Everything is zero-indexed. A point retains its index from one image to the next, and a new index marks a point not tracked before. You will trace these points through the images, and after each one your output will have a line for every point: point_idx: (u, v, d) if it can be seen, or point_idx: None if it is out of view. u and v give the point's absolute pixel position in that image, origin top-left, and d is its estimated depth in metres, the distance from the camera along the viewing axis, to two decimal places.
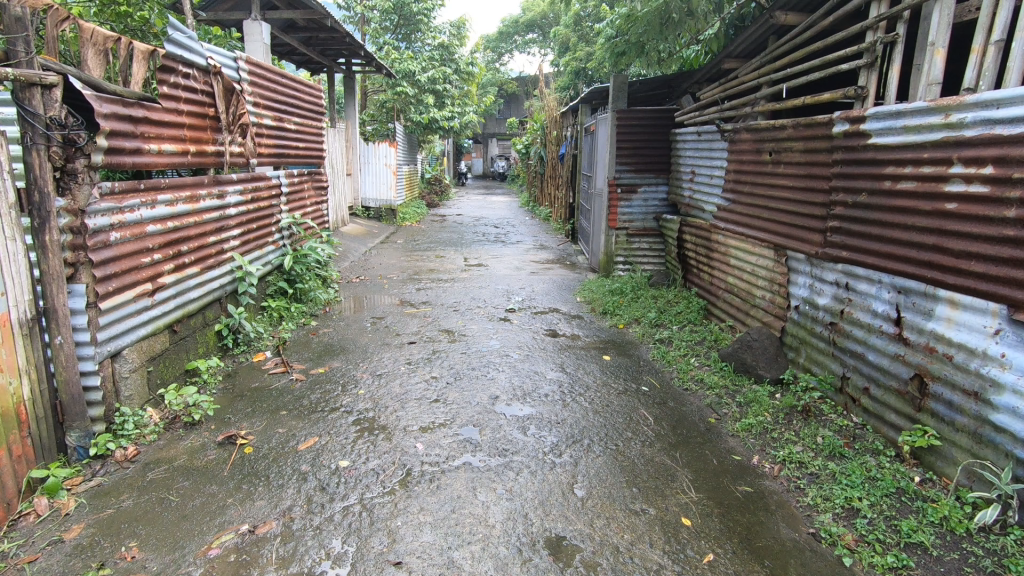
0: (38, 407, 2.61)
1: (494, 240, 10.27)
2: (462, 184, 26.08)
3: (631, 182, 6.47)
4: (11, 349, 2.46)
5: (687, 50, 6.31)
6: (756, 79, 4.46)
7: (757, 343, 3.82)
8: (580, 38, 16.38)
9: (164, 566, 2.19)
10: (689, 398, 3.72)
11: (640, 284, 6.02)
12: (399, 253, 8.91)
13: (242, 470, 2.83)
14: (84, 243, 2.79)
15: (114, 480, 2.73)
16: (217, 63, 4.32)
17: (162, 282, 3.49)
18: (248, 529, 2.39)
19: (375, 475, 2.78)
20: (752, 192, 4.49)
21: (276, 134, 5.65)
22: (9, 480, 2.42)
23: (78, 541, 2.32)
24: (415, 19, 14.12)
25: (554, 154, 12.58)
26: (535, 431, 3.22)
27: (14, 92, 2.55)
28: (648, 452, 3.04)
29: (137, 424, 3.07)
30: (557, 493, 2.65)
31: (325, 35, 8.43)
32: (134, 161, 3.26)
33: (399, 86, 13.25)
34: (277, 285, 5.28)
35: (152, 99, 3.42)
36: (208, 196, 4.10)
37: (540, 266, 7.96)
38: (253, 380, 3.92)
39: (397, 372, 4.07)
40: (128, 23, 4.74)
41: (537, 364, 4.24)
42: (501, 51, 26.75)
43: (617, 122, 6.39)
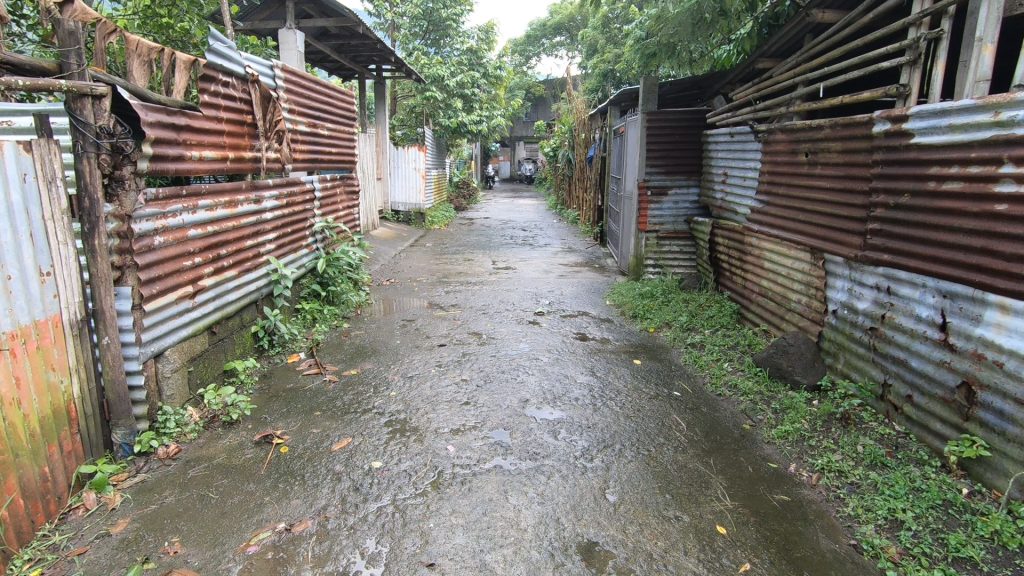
0: (87, 405, 2.71)
1: (521, 243, 10.27)
2: (489, 187, 26.26)
3: (661, 184, 6.40)
4: (63, 348, 2.57)
5: (719, 50, 6.22)
6: (791, 78, 4.37)
7: (793, 348, 3.73)
8: (609, 40, 16.30)
9: (206, 561, 2.25)
10: (723, 404, 3.66)
11: (671, 287, 5.95)
12: (427, 256, 9.01)
13: (278, 469, 2.89)
14: (130, 247, 2.91)
15: (157, 476, 2.82)
16: (254, 71, 4.43)
17: (203, 285, 3.60)
18: (285, 528, 2.44)
19: (407, 476, 2.81)
20: (786, 195, 4.39)
21: (311, 140, 5.77)
22: (61, 475, 2.52)
23: (124, 535, 2.40)
24: (444, 24, 14.26)
25: (582, 156, 12.57)
26: (566, 434, 3.21)
27: (66, 102, 2.63)
28: (681, 458, 2.99)
29: (178, 423, 3.17)
30: (589, 498, 2.63)
31: (357, 41, 8.56)
32: (176, 167, 3.37)
33: (428, 91, 13.40)
34: (311, 287, 5.39)
35: (194, 107, 3.54)
36: (246, 201, 4.21)
37: (568, 269, 7.95)
38: (287, 381, 4.00)
39: (427, 374, 4.10)
40: (170, 35, 4.96)
41: (567, 367, 4.22)
42: (529, 54, 26.78)
43: (647, 124, 6.33)
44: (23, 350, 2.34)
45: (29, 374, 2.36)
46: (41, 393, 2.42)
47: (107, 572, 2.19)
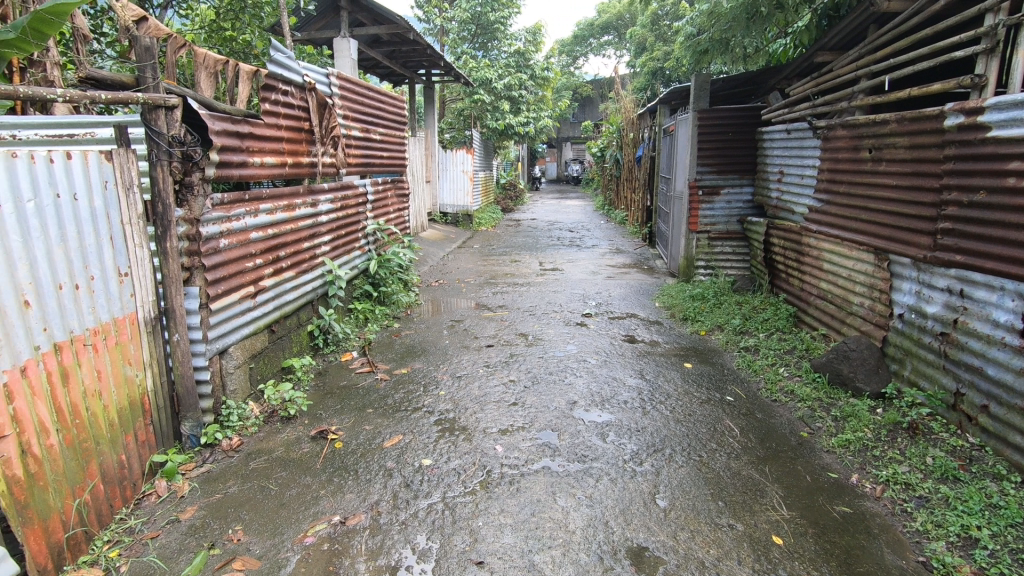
0: (159, 397, 2.88)
1: (569, 245, 10.23)
2: (536, 188, 26.29)
3: (713, 184, 6.25)
4: (138, 344, 2.74)
5: (775, 44, 6.01)
6: (854, 71, 4.18)
7: (855, 353, 3.57)
8: (658, 37, 16.03)
9: (266, 549, 2.35)
10: (779, 410, 3.53)
11: (724, 289, 5.80)
12: (475, 257, 9.12)
13: (333, 464, 2.98)
14: (198, 249, 3.08)
15: (222, 467, 2.97)
16: (311, 80, 4.59)
17: (263, 285, 3.76)
18: (339, 520, 2.52)
19: (456, 475, 2.85)
20: (847, 194, 4.21)
21: (363, 144, 5.93)
22: (136, 463, 2.69)
23: (192, 521, 2.54)
24: (493, 27, 14.38)
25: (630, 156, 12.42)
26: (614, 437, 3.18)
27: (142, 114, 2.81)
28: (734, 465, 2.91)
29: (241, 417, 3.33)
30: (638, 502, 2.60)
31: (408, 47, 8.74)
32: (240, 173, 3.54)
33: (476, 94, 13.55)
34: (363, 287, 5.55)
35: (256, 116, 3.70)
36: (303, 204, 4.37)
37: (616, 270, 7.86)
38: (341, 379, 4.13)
39: (476, 374, 4.15)
40: (233, 47, 5.31)
41: (616, 370, 4.18)
42: (576, 54, 26.63)
43: (699, 122, 6.19)
44: (104, 345, 2.51)
45: (109, 367, 2.52)
46: (119, 385, 2.59)
47: (178, 556, 2.32)
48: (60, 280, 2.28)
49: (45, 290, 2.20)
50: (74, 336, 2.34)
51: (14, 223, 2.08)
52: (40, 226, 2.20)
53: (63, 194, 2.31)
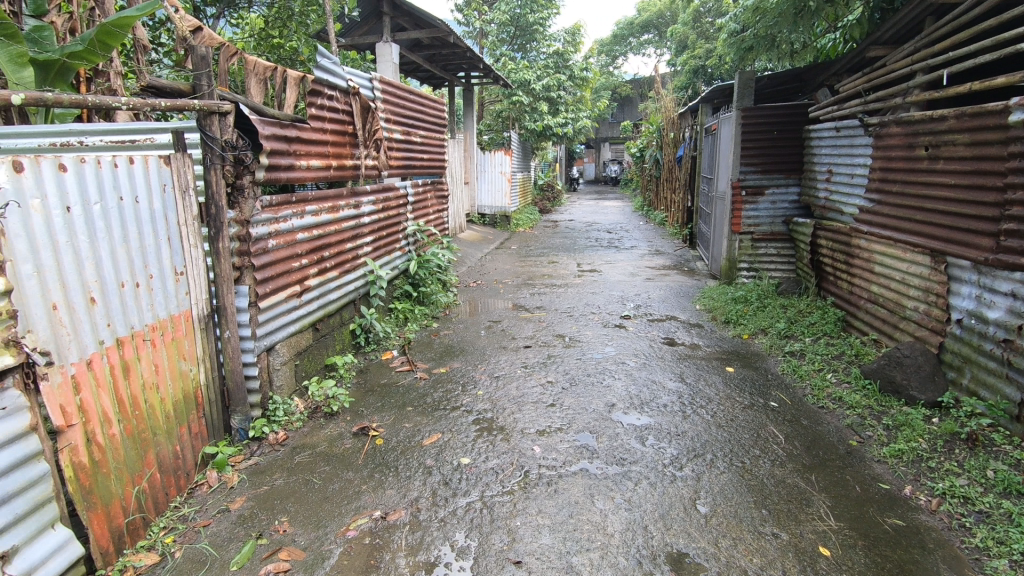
0: (211, 391, 3.01)
1: (607, 246, 10.15)
2: (573, 189, 26.17)
3: (757, 184, 6.09)
4: (192, 340, 2.86)
5: (824, 39, 5.81)
6: (909, 66, 4.01)
7: (909, 360, 3.42)
8: (700, 35, 15.73)
9: (311, 541, 2.42)
10: (826, 417, 3.42)
11: (767, 292, 5.65)
12: (513, 258, 9.15)
13: (374, 460, 3.05)
14: (248, 249, 3.20)
15: (269, 460, 3.08)
16: (355, 84, 4.69)
17: (308, 284, 3.87)
18: (380, 515, 2.57)
19: (494, 474, 2.87)
20: (901, 193, 4.04)
21: (404, 147, 6.03)
22: (190, 454, 2.81)
23: (241, 511, 2.64)
24: (531, 29, 14.39)
25: (670, 156, 12.24)
26: (654, 441, 3.14)
27: (198, 119, 2.93)
28: (778, 473, 2.83)
29: (286, 412, 3.44)
30: (678, 508, 2.56)
31: (448, 51, 8.84)
32: (287, 176, 3.65)
33: (514, 96, 13.59)
34: (403, 288, 5.65)
35: (303, 120, 3.82)
36: (347, 206, 4.48)
37: (656, 272, 7.74)
38: (382, 377, 4.22)
39: (514, 375, 4.16)
40: (280, 53, 5.53)
41: (655, 373, 4.12)
42: (615, 53, 26.39)
43: (743, 120, 6.04)
44: (161, 340, 2.63)
45: (166, 362, 2.65)
46: (175, 379, 2.71)
47: (228, 543, 2.42)
48: (123, 278, 2.41)
49: (109, 288, 2.33)
50: (135, 332, 2.47)
51: (82, 225, 2.21)
52: (105, 227, 2.32)
53: (125, 197, 2.44)
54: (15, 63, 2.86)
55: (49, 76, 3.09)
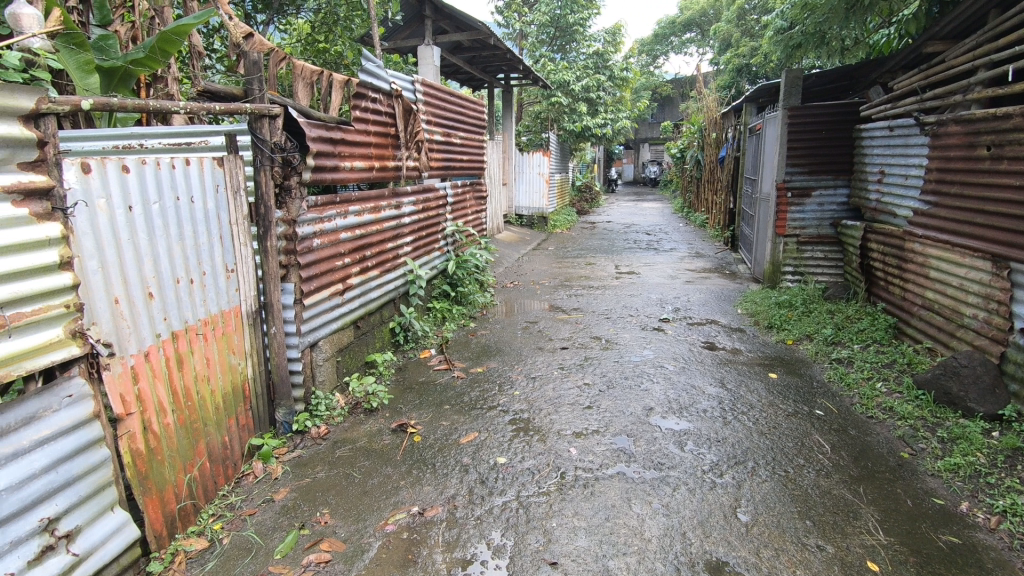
0: (258, 385, 3.11)
1: (645, 248, 10.02)
2: (611, 190, 25.94)
3: (804, 185, 5.92)
4: (241, 335, 2.97)
5: (877, 35, 5.60)
6: (970, 62, 3.82)
7: (966, 370, 3.26)
8: (744, 32, 15.36)
9: (351, 533, 2.48)
10: (876, 427, 3.29)
11: (813, 296, 5.47)
12: (550, 259, 9.14)
13: (412, 456, 3.10)
14: (294, 248, 3.30)
15: (311, 453, 3.16)
16: (398, 87, 4.78)
17: (351, 283, 3.96)
18: (418, 511, 2.61)
19: (531, 474, 2.87)
20: (960, 195, 3.85)
21: (445, 148, 6.10)
22: (238, 445, 2.92)
23: (285, 502, 2.72)
24: (572, 29, 14.35)
25: (712, 157, 12.02)
26: (693, 447, 3.09)
27: (250, 122, 3.03)
28: (824, 483, 2.74)
29: (328, 406, 3.53)
30: (718, 515, 2.51)
31: (488, 53, 8.90)
32: (332, 177, 3.75)
33: (553, 97, 13.58)
34: (441, 287, 5.72)
35: (348, 122, 3.91)
36: (388, 206, 4.56)
37: (696, 275, 7.60)
38: (420, 375, 4.28)
39: (550, 376, 4.16)
40: (325, 58, 5.63)
41: (695, 377, 4.05)
42: (656, 53, 26.04)
43: (789, 120, 5.87)
44: (213, 334, 2.74)
45: (216, 355, 2.76)
46: (225, 372, 2.82)
47: (272, 533, 2.50)
48: (178, 275, 2.52)
49: (166, 283, 2.44)
50: (188, 326, 2.57)
51: (142, 223, 2.32)
52: (162, 226, 2.43)
53: (182, 196, 2.55)
54: (83, 70, 3.07)
55: (113, 82, 3.24)
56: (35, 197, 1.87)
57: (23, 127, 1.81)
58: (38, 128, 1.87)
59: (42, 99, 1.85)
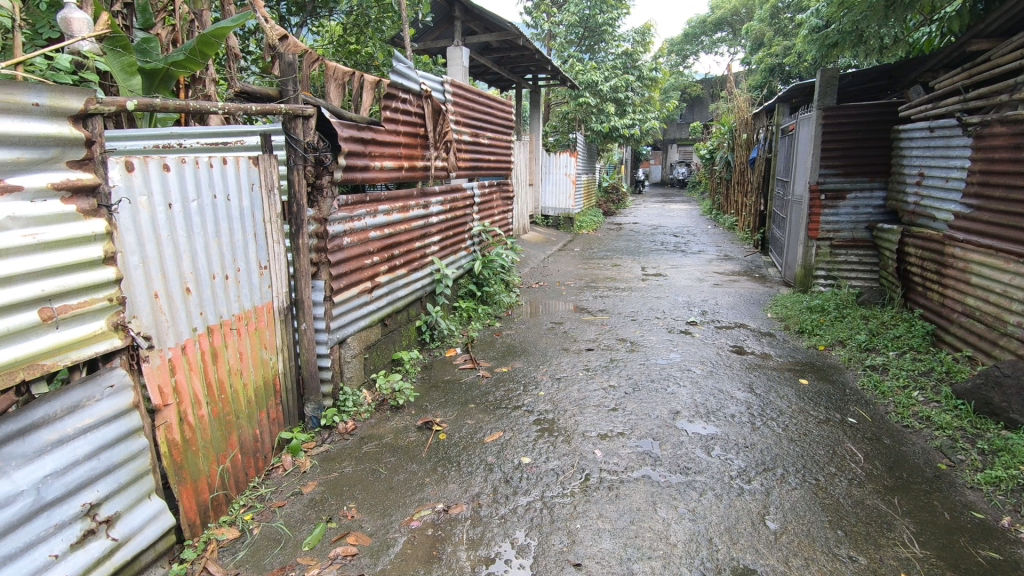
0: (288, 380, 3.18)
1: (672, 250, 9.90)
2: (638, 192, 25.72)
3: (838, 187, 5.78)
4: (273, 330, 3.04)
5: (918, 33, 5.43)
6: (1017, 60, 3.69)
7: (1010, 380, 3.14)
8: (778, 31, 15.06)
9: (377, 528, 2.51)
10: (911, 437, 3.19)
11: (847, 301, 5.34)
12: (575, 260, 9.11)
13: (437, 454, 3.12)
14: (325, 246, 3.36)
15: (338, 448, 3.22)
16: (428, 87, 4.82)
17: (379, 281, 4.02)
18: (443, 508, 2.63)
19: (555, 475, 2.87)
20: (1006, 199, 3.71)
21: (473, 148, 6.13)
22: (268, 438, 2.98)
23: (313, 495, 2.77)
24: (600, 29, 14.25)
25: (743, 158, 11.83)
26: (720, 452, 3.04)
27: (284, 123, 3.10)
28: (856, 493, 2.67)
29: (355, 402, 3.58)
30: (746, 521, 2.47)
31: (516, 53, 8.91)
32: (363, 176, 3.81)
33: (581, 97, 13.54)
34: (467, 287, 5.75)
35: (378, 123, 3.96)
36: (417, 206, 4.61)
37: (725, 278, 7.49)
38: (446, 373, 4.31)
39: (576, 377, 4.15)
40: (357, 59, 5.73)
41: (723, 382, 3.98)
42: (686, 53, 25.73)
43: (824, 120, 5.74)
44: (246, 329, 2.81)
45: (249, 350, 2.83)
46: (257, 366, 2.89)
47: (301, 525, 2.55)
48: (215, 271, 2.60)
49: (203, 279, 2.51)
50: (223, 321, 2.64)
51: (181, 220, 2.39)
52: (200, 223, 2.51)
53: (219, 195, 2.62)
54: (126, 72, 3.17)
55: (154, 84, 3.36)
56: (82, 194, 1.94)
57: (72, 127, 1.88)
58: (86, 128, 1.93)
59: (91, 100, 1.91)
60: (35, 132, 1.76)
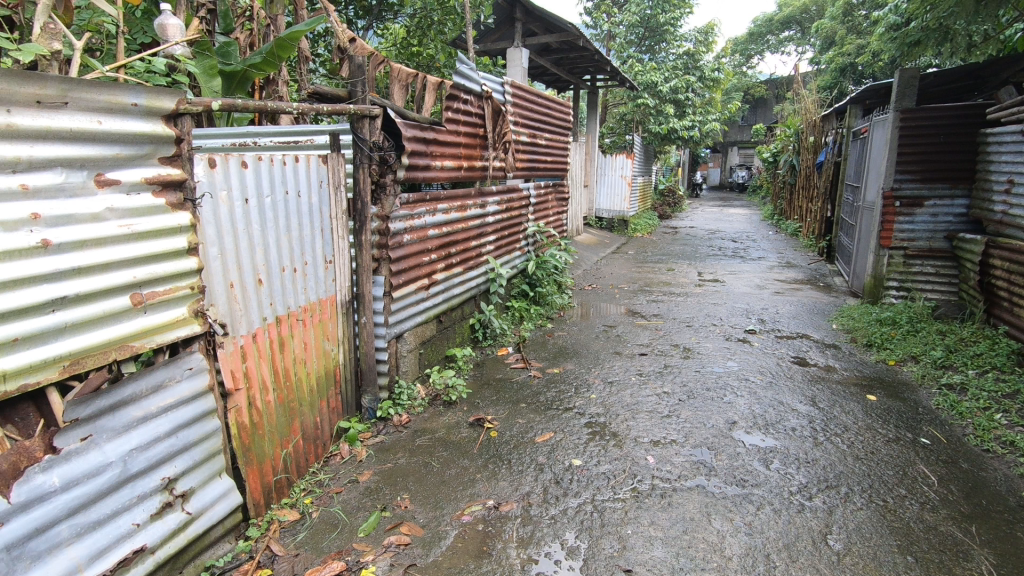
0: (348, 371, 3.29)
1: (731, 256, 9.60)
2: (695, 195, 25.11)
3: (915, 194, 5.46)
4: (335, 323, 3.15)
5: (1012, 30, 5.06)
6: None
7: None
8: (851, 29, 14.35)
9: (429, 520, 2.56)
10: (992, 462, 2.98)
11: (921, 315, 5.05)
12: (630, 264, 8.97)
13: (488, 451, 3.15)
14: (386, 242, 3.46)
15: (393, 439, 3.30)
16: (488, 88, 4.87)
17: (436, 279, 4.09)
18: (493, 505, 2.66)
19: (606, 479, 2.85)
20: None
21: (530, 149, 6.16)
22: (327, 426, 3.10)
23: (368, 483, 2.86)
24: (662, 29, 13.97)
25: (809, 162, 11.35)
26: (779, 466, 2.94)
27: (352, 123, 3.21)
28: (929, 518, 2.52)
29: (410, 396, 3.67)
30: (806, 539, 2.38)
31: (576, 54, 8.87)
32: (424, 176, 3.89)
33: (640, 98, 13.34)
34: (521, 287, 5.79)
35: (440, 123, 4.04)
36: (474, 205, 4.67)
37: (787, 286, 7.20)
38: (498, 372, 4.35)
39: (628, 382, 4.09)
40: (419, 61, 5.90)
41: (783, 394, 3.84)
42: (750, 53, 24.89)
43: (901, 123, 5.44)
44: (311, 320, 2.93)
45: (313, 340, 2.95)
46: (319, 356, 3.01)
47: (357, 512, 2.63)
48: (284, 263, 2.72)
49: (273, 272, 2.64)
50: (290, 312, 2.77)
51: (256, 215, 2.52)
52: (273, 218, 2.63)
53: (291, 191, 2.74)
54: (208, 74, 3.44)
55: (232, 85, 3.49)
56: (171, 188, 2.07)
57: (165, 126, 2.01)
58: (177, 126, 2.06)
59: (182, 100, 2.03)
60: (133, 131, 1.89)
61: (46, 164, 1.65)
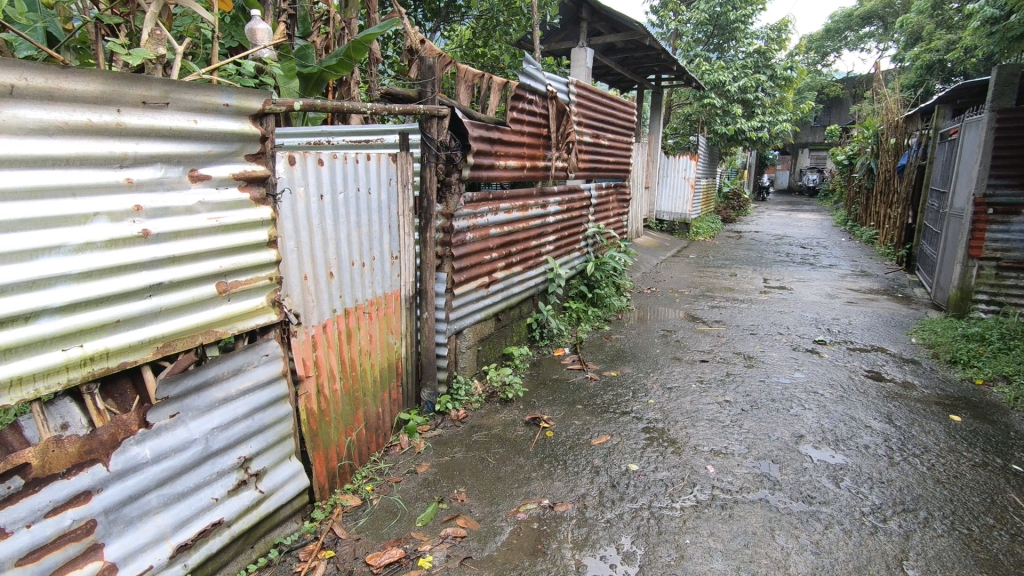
0: (409, 364, 3.38)
1: (800, 263, 9.18)
2: (761, 199, 24.16)
3: (1011, 201, 5.05)
4: (398, 316, 3.25)
5: None
6: None
7: None
8: (941, 23, 13.39)
9: (485, 514, 2.60)
10: None
11: (1015, 332, 4.66)
12: (691, 268, 8.75)
13: (544, 450, 3.16)
14: (450, 240, 3.53)
15: (450, 433, 3.37)
16: (553, 88, 4.87)
17: (496, 277, 4.14)
18: (548, 504, 2.66)
19: (664, 486, 2.80)
20: None
21: (593, 149, 6.12)
22: (388, 417, 3.19)
23: (426, 475, 2.93)
24: (732, 27, 13.53)
25: (888, 166, 10.71)
26: (850, 484, 2.79)
27: (421, 123, 3.29)
28: (1021, 551, 2.33)
29: (467, 392, 3.73)
30: (880, 564, 2.25)
31: (641, 53, 8.73)
32: (488, 175, 3.94)
33: (707, 98, 12.98)
34: (579, 288, 5.77)
35: (505, 123, 4.08)
36: (535, 205, 4.69)
37: (861, 296, 6.82)
38: (554, 372, 4.35)
39: (687, 389, 3.99)
40: (483, 61, 5.93)
41: (855, 409, 3.65)
42: (826, 50, 23.69)
43: (997, 124, 5.04)
44: (376, 313, 3.03)
45: (378, 333, 3.04)
46: (383, 349, 3.10)
47: (415, 501, 2.70)
48: (354, 258, 2.82)
49: (344, 265, 2.74)
50: (358, 305, 2.87)
51: (330, 211, 2.63)
52: (345, 214, 2.74)
53: (362, 188, 2.84)
54: (287, 76, 3.57)
55: (309, 87, 3.61)
56: (255, 184, 2.19)
57: (252, 125, 2.13)
58: (262, 126, 2.18)
59: (268, 101, 2.16)
60: (225, 130, 2.02)
61: (148, 160, 1.79)
